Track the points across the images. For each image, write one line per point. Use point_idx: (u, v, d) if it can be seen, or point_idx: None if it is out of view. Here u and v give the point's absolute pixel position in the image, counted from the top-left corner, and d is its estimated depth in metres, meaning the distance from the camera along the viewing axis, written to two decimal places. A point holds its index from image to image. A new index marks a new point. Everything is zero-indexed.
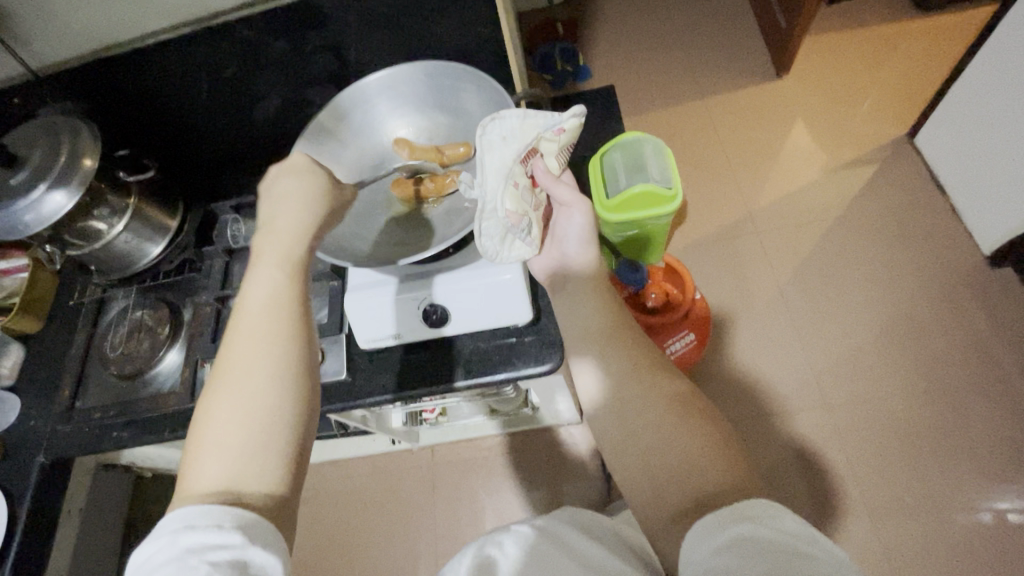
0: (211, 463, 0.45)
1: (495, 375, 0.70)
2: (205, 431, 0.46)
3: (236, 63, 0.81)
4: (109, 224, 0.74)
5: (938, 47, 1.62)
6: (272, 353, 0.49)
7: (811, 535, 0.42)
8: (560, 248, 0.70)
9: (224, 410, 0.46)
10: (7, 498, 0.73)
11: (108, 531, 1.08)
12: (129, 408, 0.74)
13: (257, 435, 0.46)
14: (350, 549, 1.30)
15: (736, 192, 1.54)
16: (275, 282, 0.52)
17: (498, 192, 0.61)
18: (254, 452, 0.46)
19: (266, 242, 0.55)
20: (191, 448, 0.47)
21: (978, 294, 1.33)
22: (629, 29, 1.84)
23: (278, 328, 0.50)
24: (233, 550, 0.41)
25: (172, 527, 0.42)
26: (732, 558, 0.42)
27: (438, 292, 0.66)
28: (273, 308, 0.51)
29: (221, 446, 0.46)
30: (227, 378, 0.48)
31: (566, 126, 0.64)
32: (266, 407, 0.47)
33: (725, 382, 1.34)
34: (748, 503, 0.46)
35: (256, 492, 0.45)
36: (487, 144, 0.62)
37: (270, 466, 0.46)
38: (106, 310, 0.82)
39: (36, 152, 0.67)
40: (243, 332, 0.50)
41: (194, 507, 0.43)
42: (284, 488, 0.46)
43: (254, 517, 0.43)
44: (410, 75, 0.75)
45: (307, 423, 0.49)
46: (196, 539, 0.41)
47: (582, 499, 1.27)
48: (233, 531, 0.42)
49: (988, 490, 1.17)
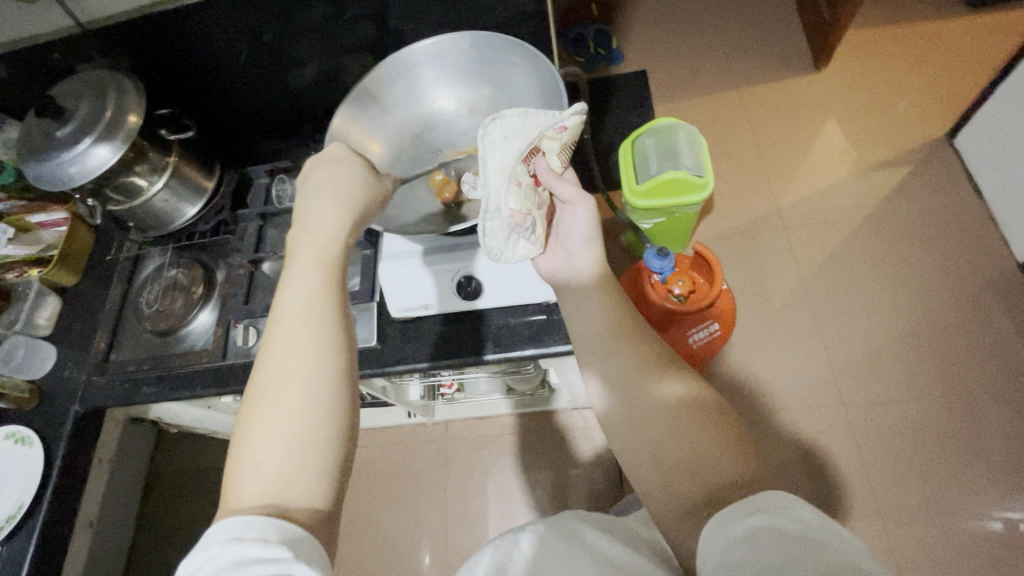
0: (253, 479, 0.47)
1: (524, 352, 0.70)
2: (248, 446, 0.48)
3: (274, 25, 0.80)
4: (149, 181, 0.75)
5: (985, 46, 1.57)
6: (308, 364, 0.51)
7: (827, 525, 0.42)
8: (564, 247, 0.67)
9: (266, 425, 0.49)
10: (43, 443, 0.76)
11: (131, 484, 1.12)
12: (161, 363, 0.76)
13: (298, 447, 0.48)
14: (361, 516, 1.33)
15: (765, 185, 1.51)
16: (312, 293, 0.55)
17: (501, 192, 0.60)
18: (296, 465, 0.48)
19: (300, 249, 0.58)
20: (233, 464, 0.48)
21: (1006, 302, 1.31)
22: (666, 13, 1.80)
23: (314, 339, 0.52)
24: (278, 562, 0.41)
25: (219, 538, 0.43)
26: (748, 548, 0.42)
27: (470, 265, 0.67)
28: (310, 317, 0.53)
29: (267, 461, 0.48)
30: (265, 393, 0.50)
31: (568, 123, 0.61)
32: (306, 419, 0.49)
33: (741, 376, 1.33)
34: (762, 497, 0.46)
35: (302, 509, 0.47)
36: (488, 145, 0.60)
37: (313, 483, 0.48)
38: (142, 267, 0.84)
39: (83, 106, 0.68)
40: (283, 344, 0.52)
41: (240, 523, 0.44)
42: (326, 500, 0.48)
43: (299, 533, 0.44)
44: (456, 44, 0.74)
45: (346, 438, 0.51)
46: (244, 551, 0.42)
47: (591, 483, 1.29)
48: (279, 543, 0.43)
49: (1001, 498, 1.16)
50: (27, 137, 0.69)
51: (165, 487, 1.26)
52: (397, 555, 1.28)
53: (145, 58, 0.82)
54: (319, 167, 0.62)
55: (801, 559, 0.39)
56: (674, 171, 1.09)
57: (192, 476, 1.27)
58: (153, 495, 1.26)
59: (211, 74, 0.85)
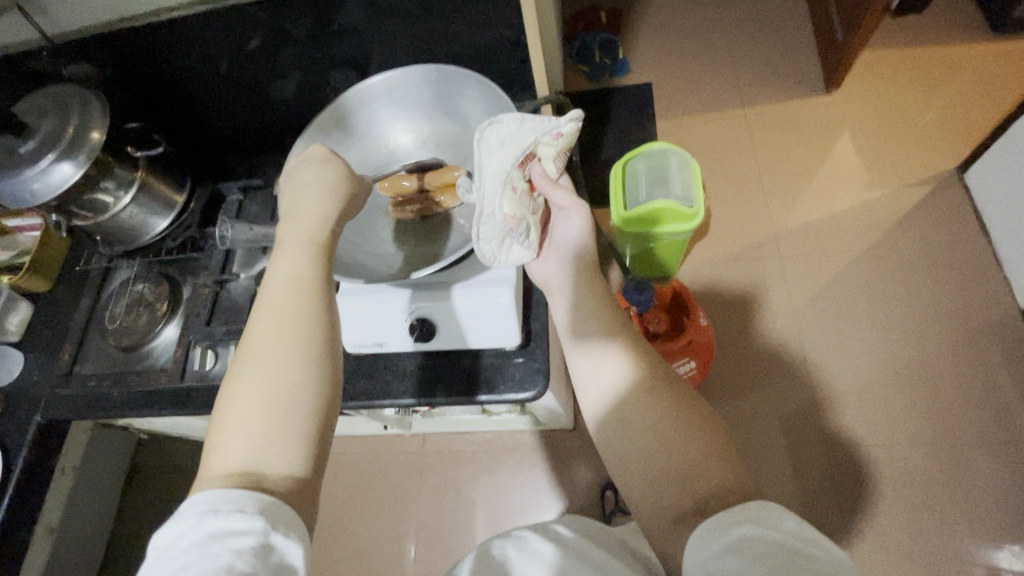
0: (236, 440, 0.46)
1: (475, 398, 0.69)
2: (229, 413, 0.47)
3: (256, 39, 0.77)
4: (116, 197, 0.74)
5: (1005, 75, 1.51)
6: (295, 331, 0.50)
7: (811, 534, 0.43)
8: (557, 254, 0.67)
9: (246, 392, 0.48)
10: (4, 452, 0.76)
11: (100, 479, 1.13)
12: (122, 380, 0.76)
13: (277, 414, 0.47)
14: (335, 522, 1.34)
15: (765, 209, 1.47)
16: (300, 267, 0.54)
17: (495, 197, 0.60)
18: (276, 431, 0.46)
19: (289, 226, 0.57)
20: (214, 430, 0.47)
21: (1006, 344, 1.27)
22: (676, 25, 1.75)
23: (302, 311, 0.51)
24: (256, 535, 0.41)
25: (194, 510, 0.41)
26: (734, 560, 0.42)
27: (425, 306, 0.65)
28: (296, 291, 0.52)
29: (248, 424, 0.46)
30: (249, 359, 0.49)
31: (564, 130, 0.62)
32: (289, 384, 0.48)
33: (725, 405, 1.30)
34: (747, 505, 0.46)
35: (280, 474, 0.45)
36: (484, 148, 0.60)
37: (292, 447, 0.46)
38: (110, 280, 0.84)
39: (46, 122, 0.68)
40: (267, 313, 0.51)
41: (217, 490, 0.43)
42: (306, 467, 0.47)
43: (277, 501, 0.43)
44: (416, 78, 0.73)
45: (328, 408, 0.49)
46: (219, 524, 0.41)
47: (567, 505, 1.27)
48: (256, 515, 0.41)
49: (988, 548, 1.12)
50: None
51: (143, 482, 1.29)
52: (369, 564, 1.29)
53: (128, 72, 0.81)
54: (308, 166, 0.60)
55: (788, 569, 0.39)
56: (661, 202, 1.07)
57: (171, 477, 1.28)
58: (131, 490, 1.28)
59: (187, 87, 0.84)
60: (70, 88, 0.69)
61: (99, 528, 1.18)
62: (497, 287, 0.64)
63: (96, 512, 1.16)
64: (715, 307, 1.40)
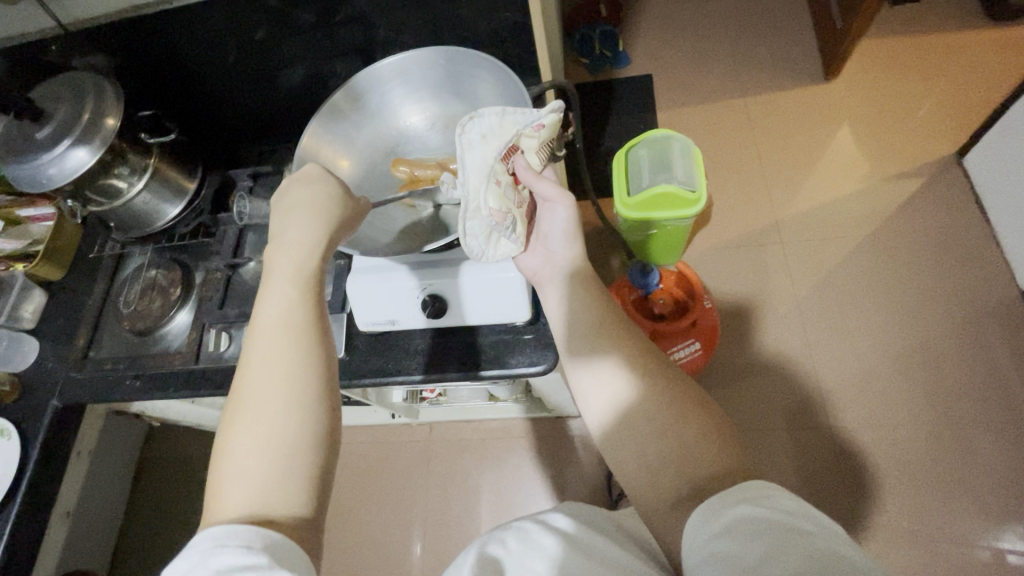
0: (235, 492, 0.46)
1: (484, 373, 0.70)
2: (228, 464, 0.47)
3: (265, 28, 0.79)
4: (129, 182, 0.75)
5: (1003, 61, 1.52)
6: (291, 374, 0.50)
7: (806, 510, 0.44)
8: (544, 246, 0.68)
9: (245, 442, 0.48)
10: (20, 434, 0.77)
11: (107, 468, 1.14)
12: (137, 364, 0.77)
13: (279, 461, 0.47)
14: (343, 512, 1.35)
15: (767, 196, 1.48)
16: (290, 306, 0.53)
17: (480, 191, 0.61)
18: (277, 479, 0.47)
19: (276, 262, 0.56)
20: (215, 478, 0.48)
21: (1007, 325, 1.28)
22: (676, 17, 1.76)
23: (295, 352, 0.51)
24: (261, 570, 0.40)
25: (202, 546, 0.42)
26: (731, 541, 0.43)
27: (438, 283, 0.66)
28: (288, 330, 0.52)
29: (249, 473, 0.47)
30: (246, 406, 0.49)
31: (546, 122, 0.64)
32: (289, 429, 0.48)
33: (729, 390, 1.32)
34: (744, 487, 0.47)
35: (284, 516, 0.46)
36: (466, 144, 0.61)
37: (296, 494, 0.47)
38: (123, 266, 0.85)
39: (62, 108, 0.69)
40: (260, 358, 0.51)
41: (224, 528, 0.43)
42: (310, 508, 0.47)
43: (282, 537, 0.43)
44: (427, 61, 0.75)
45: (329, 447, 0.50)
46: (224, 559, 0.40)
47: (574, 492, 1.29)
48: (261, 551, 0.41)
49: (992, 528, 1.14)
50: (5, 138, 0.69)
51: (153, 473, 1.30)
52: (376, 553, 1.30)
53: (137, 62, 0.82)
54: (295, 184, 0.60)
55: (785, 545, 0.40)
56: (665, 185, 1.08)
57: (181, 466, 1.30)
58: (140, 480, 1.30)
59: (196, 75, 0.85)
60: (85, 76, 0.71)
61: (110, 518, 1.20)
62: (505, 265, 0.67)
63: (107, 500, 1.17)
64: (718, 293, 1.41)
